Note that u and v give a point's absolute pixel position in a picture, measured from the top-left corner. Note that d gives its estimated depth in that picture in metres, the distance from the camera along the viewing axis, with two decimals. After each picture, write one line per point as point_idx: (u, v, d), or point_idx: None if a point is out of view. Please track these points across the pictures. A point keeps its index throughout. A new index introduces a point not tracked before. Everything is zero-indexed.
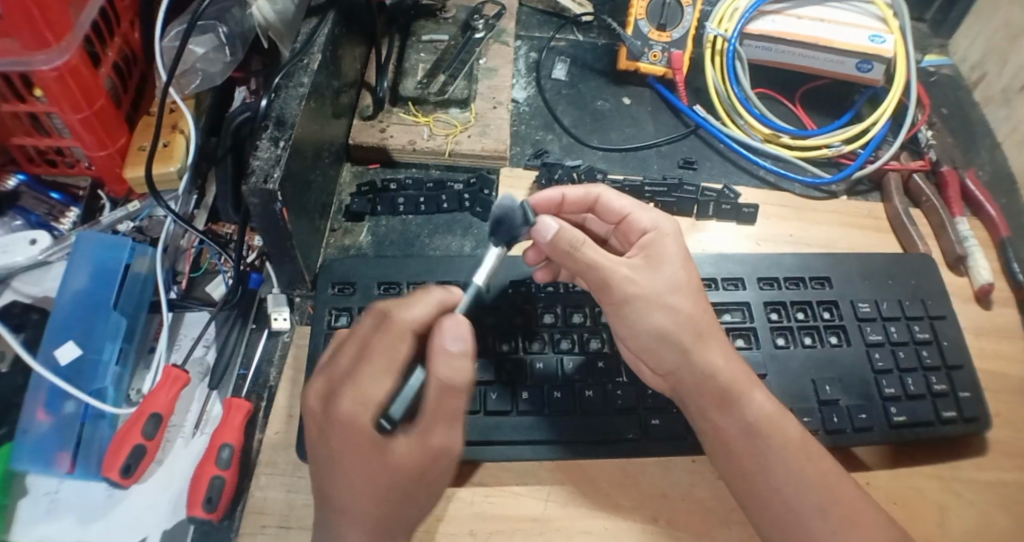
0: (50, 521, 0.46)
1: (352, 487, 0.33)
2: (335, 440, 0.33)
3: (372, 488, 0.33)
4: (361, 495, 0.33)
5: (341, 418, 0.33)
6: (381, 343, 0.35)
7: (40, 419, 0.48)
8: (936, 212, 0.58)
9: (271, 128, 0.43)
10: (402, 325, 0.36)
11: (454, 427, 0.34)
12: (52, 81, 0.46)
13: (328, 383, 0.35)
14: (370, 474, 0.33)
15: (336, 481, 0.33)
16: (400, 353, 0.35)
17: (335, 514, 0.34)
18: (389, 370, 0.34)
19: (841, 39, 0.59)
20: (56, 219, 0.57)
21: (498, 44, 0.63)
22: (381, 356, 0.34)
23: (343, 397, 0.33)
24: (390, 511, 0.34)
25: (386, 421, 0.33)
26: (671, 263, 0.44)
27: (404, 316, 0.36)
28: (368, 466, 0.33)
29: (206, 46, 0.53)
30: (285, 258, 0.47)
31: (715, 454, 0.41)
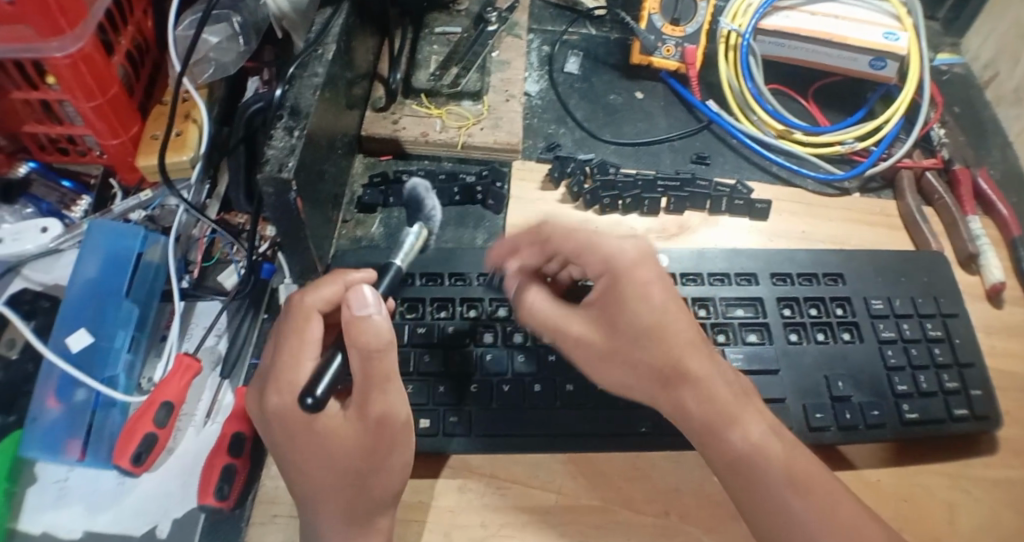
0: (60, 509, 0.46)
1: (307, 466, 0.37)
2: (279, 430, 0.37)
3: (331, 464, 0.37)
4: (324, 473, 0.37)
5: (276, 410, 0.36)
6: (299, 334, 0.38)
7: (51, 406, 0.48)
8: (948, 210, 0.58)
9: (286, 118, 0.43)
10: (313, 309, 0.38)
11: (386, 387, 0.36)
12: (65, 69, 0.46)
13: (258, 384, 0.38)
14: (326, 453, 0.37)
15: (296, 469, 0.37)
16: (313, 336, 0.38)
17: (311, 496, 0.38)
18: (307, 355, 0.38)
19: (856, 36, 0.59)
20: (67, 207, 0.57)
21: (511, 37, 0.62)
22: (300, 347, 0.37)
23: (271, 393, 0.36)
24: (354, 485, 0.37)
25: (309, 399, 0.36)
26: (632, 304, 0.39)
27: (308, 301, 0.39)
28: (316, 446, 0.37)
29: (221, 35, 0.53)
30: (297, 247, 0.47)
31: (722, 458, 0.38)
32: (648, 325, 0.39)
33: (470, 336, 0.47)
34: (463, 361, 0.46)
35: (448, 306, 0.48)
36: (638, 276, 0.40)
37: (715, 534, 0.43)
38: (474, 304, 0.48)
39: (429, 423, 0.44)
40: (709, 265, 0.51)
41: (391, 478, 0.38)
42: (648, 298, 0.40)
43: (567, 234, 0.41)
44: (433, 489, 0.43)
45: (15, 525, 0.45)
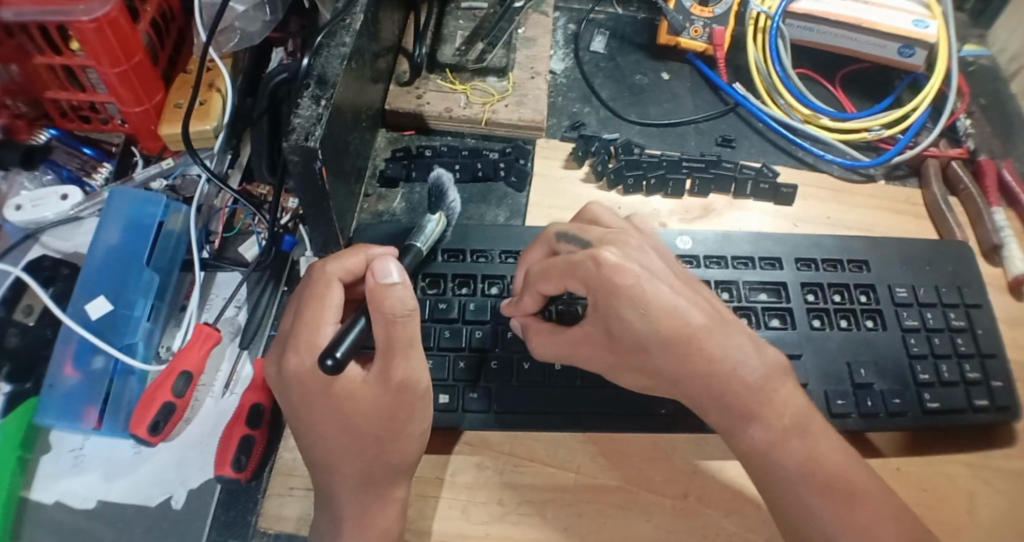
0: (75, 476, 0.46)
1: (331, 433, 0.37)
2: (296, 394, 0.36)
3: (350, 427, 0.37)
4: (342, 436, 0.37)
5: (294, 371, 0.36)
6: (317, 301, 0.37)
7: (68, 374, 0.48)
8: (973, 200, 0.57)
9: (313, 87, 0.42)
10: (336, 278, 0.37)
11: (409, 353, 0.35)
12: (91, 33, 0.45)
13: (278, 348, 0.38)
14: (346, 416, 0.37)
15: (311, 431, 0.38)
16: (333, 302, 0.37)
17: (328, 457, 0.38)
18: (328, 320, 0.36)
19: (887, 22, 0.58)
20: (87, 174, 0.56)
21: (537, 14, 0.62)
22: (319, 312, 0.36)
23: (289, 353, 0.36)
24: (373, 447, 0.38)
25: (330, 360, 0.34)
26: (625, 315, 0.36)
27: (331, 268, 0.37)
28: (340, 413, 0.37)
29: (247, 4, 0.51)
30: (321, 219, 0.46)
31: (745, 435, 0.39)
32: (650, 332, 0.36)
33: (491, 312, 0.46)
34: (484, 338, 0.45)
35: (469, 283, 0.48)
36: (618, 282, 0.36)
37: (736, 517, 0.42)
38: (496, 282, 0.48)
39: (450, 398, 0.44)
40: (734, 248, 0.50)
41: (407, 440, 0.38)
42: (640, 302, 0.36)
43: (544, 269, 0.39)
44: (451, 464, 0.43)
45: (27, 493, 0.45)
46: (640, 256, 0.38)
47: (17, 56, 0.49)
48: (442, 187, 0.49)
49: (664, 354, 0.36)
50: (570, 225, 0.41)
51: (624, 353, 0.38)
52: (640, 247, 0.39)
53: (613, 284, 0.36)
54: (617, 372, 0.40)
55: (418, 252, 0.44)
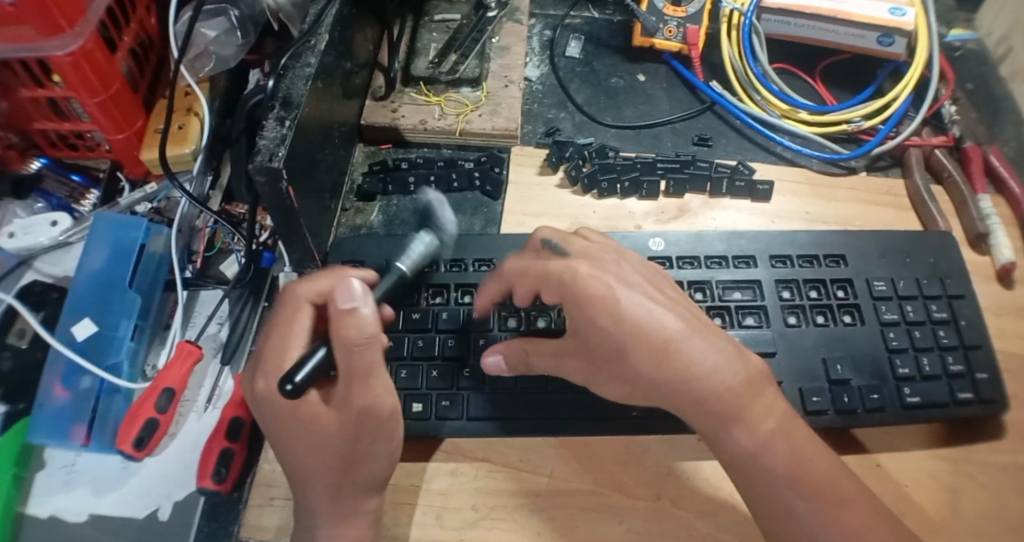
0: (67, 492, 0.48)
1: (305, 456, 0.37)
2: (268, 413, 0.37)
3: (320, 445, 0.37)
4: (311, 455, 0.37)
5: (263, 395, 0.37)
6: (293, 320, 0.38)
7: (57, 394, 0.49)
8: (958, 188, 0.56)
9: (278, 108, 0.43)
10: (304, 302, 0.38)
11: (368, 380, 0.35)
12: (68, 67, 0.47)
13: (252, 371, 0.39)
14: (315, 438, 0.37)
15: (289, 447, 0.37)
16: (300, 327, 0.38)
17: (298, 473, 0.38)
18: (295, 343, 0.37)
19: (862, 12, 0.58)
20: (76, 201, 0.58)
21: (511, 23, 0.62)
22: (291, 335, 0.38)
23: (257, 379, 0.37)
24: (353, 463, 0.37)
25: (289, 385, 0.35)
26: (597, 321, 0.37)
27: (304, 290, 0.38)
28: (304, 432, 0.37)
29: (217, 29, 0.53)
30: (294, 237, 0.47)
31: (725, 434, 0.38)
32: (625, 337, 0.36)
33: (464, 320, 0.47)
34: (456, 346, 0.46)
35: (443, 292, 0.48)
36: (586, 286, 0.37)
37: (711, 518, 0.42)
38: (470, 290, 0.48)
39: (422, 407, 0.44)
40: (707, 248, 0.50)
41: (380, 455, 0.38)
42: (611, 310, 0.37)
43: (523, 268, 0.41)
44: (427, 472, 0.44)
45: (23, 509, 0.47)
46: (616, 267, 0.39)
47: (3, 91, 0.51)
48: (432, 209, 0.45)
49: (637, 362, 0.36)
50: (557, 233, 0.43)
51: (599, 362, 0.39)
52: (616, 261, 0.40)
53: (587, 291, 0.37)
54: (595, 382, 0.40)
55: (402, 276, 0.42)
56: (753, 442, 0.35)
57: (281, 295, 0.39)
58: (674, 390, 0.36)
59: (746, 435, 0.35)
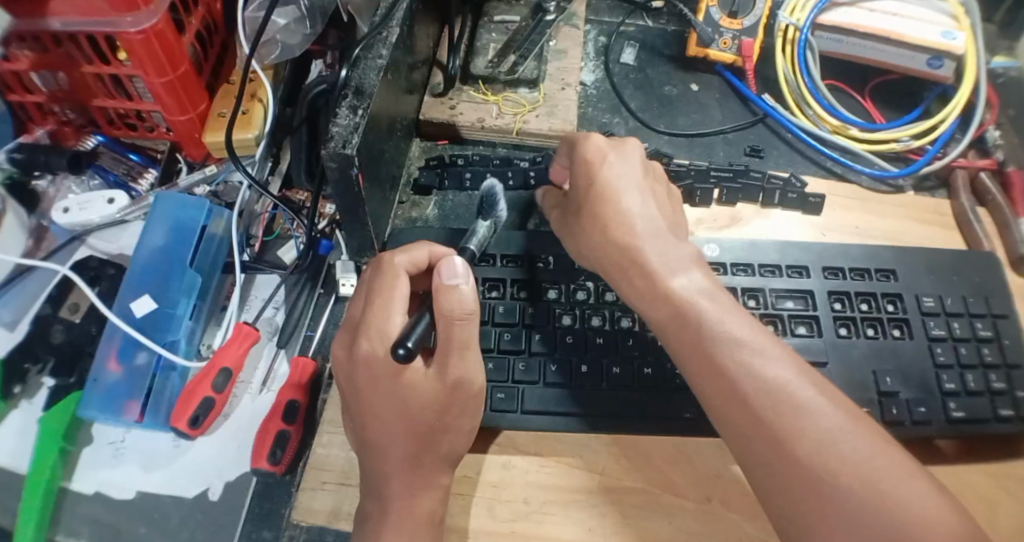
0: (117, 466, 0.49)
1: (383, 425, 0.38)
2: (362, 379, 0.38)
3: (405, 413, 0.38)
4: (397, 423, 0.38)
5: (365, 356, 0.38)
6: (391, 282, 0.39)
7: (112, 369, 0.50)
8: (1001, 210, 0.57)
9: (351, 97, 0.45)
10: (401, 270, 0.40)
11: (464, 353, 0.38)
12: (139, 44, 0.47)
13: (347, 333, 0.40)
14: (405, 403, 0.38)
15: (374, 416, 0.38)
16: (400, 293, 0.39)
17: (370, 446, 0.39)
18: (396, 310, 0.39)
19: (915, 35, 0.59)
20: (133, 179, 0.59)
21: (569, 27, 0.63)
22: (386, 295, 0.39)
23: (360, 341, 0.38)
24: (430, 441, 0.38)
25: (402, 349, 0.37)
26: (579, 175, 0.44)
27: (399, 261, 0.40)
28: (395, 397, 0.38)
29: (289, 17, 0.54)
30: (355, 225, 0.48)
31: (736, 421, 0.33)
32: (583, 192, 0.44)
33: (519, 315, 0.48)
34: (512, 341, 0.47)
35: (499, 287, 0.49)
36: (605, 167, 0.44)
37: (759, 522, 0.43)
38: (525, 287, 0.49)
39: None
40: (761, 256, 0.51)
41: (457, 433, 0.39)
42: (590, 177, 0.44)
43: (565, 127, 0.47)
44: (481, 463, 0.44)
45: (66, 483, 0.48)
46: (631, 155, 0.45)
47: (64, 65, 0.51)
48: (493, 197, 0.50)
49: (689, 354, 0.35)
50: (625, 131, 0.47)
51: (573, 212, 0.47)
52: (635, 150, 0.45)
53: (585, 155, 0.44)
54: (563, 231, 0.49)
55: (471, 255, 0.48)
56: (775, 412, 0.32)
57: (377, 262, 0.41)
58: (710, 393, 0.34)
59: (808, 442, 0.30)
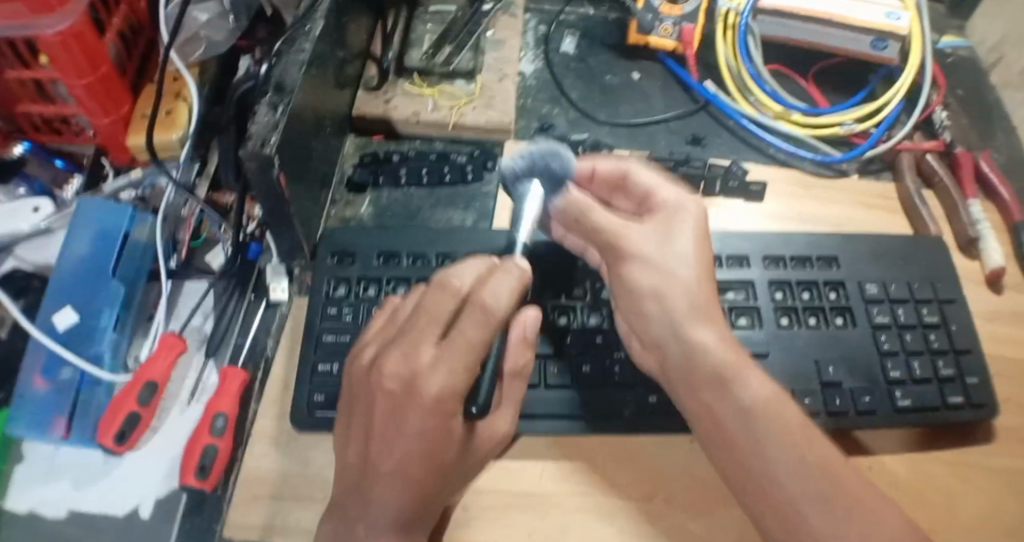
0: (50, 482, 0.49)
1: (393, 461, 0.36)
2: (384, 402, 0.36)
3: (426, 451, 0.36)
4: (413, 464, 0.36)
5: (383, 373, 0.36)
6: (485, 317, 0.35)
7: (38, 385, 0.48)
8: (948, 193, 0.56)
9: (271, 94, 0.42)
10: (456, 294, 0.36)
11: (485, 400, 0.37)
12: (57, 47, 0.45)
13: (379, 346, 0.38)
14: (425, 441, 0.35)
15: (390, 438, 0.36)
16: (443, 317, 0.35)
17: (373, 471, 0.36)
18: (427, 338, 0.35)
19: (857, 17, 0.57)
20: (60, 187, 0.57)
21: (507, 16, 0.62)
22: (483, 330, 0.35)
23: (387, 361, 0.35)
24: (445, 473, 0.37)
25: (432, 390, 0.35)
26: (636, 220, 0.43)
27: (461, 285, 0.36)
28: (419, 434, 0.35)
29: (211, 12, 0.53)
30: (284, 227, 0.46)
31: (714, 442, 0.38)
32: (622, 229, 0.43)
33: None
34: None
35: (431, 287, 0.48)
36: (696, 213, 0.43)
37: (704, 519, 0.42)
38: None
39: None
40: None
41: (467, 463, 0.39)
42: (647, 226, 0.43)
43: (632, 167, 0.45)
44: None
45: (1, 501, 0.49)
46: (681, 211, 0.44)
47: None
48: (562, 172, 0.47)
49: (687, 378, 0.39)
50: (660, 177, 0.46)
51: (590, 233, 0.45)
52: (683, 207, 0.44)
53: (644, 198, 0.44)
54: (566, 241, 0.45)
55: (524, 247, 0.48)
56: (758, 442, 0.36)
57: (492, 267, 0.38)
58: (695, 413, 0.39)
59: (773, 469, 0.35)
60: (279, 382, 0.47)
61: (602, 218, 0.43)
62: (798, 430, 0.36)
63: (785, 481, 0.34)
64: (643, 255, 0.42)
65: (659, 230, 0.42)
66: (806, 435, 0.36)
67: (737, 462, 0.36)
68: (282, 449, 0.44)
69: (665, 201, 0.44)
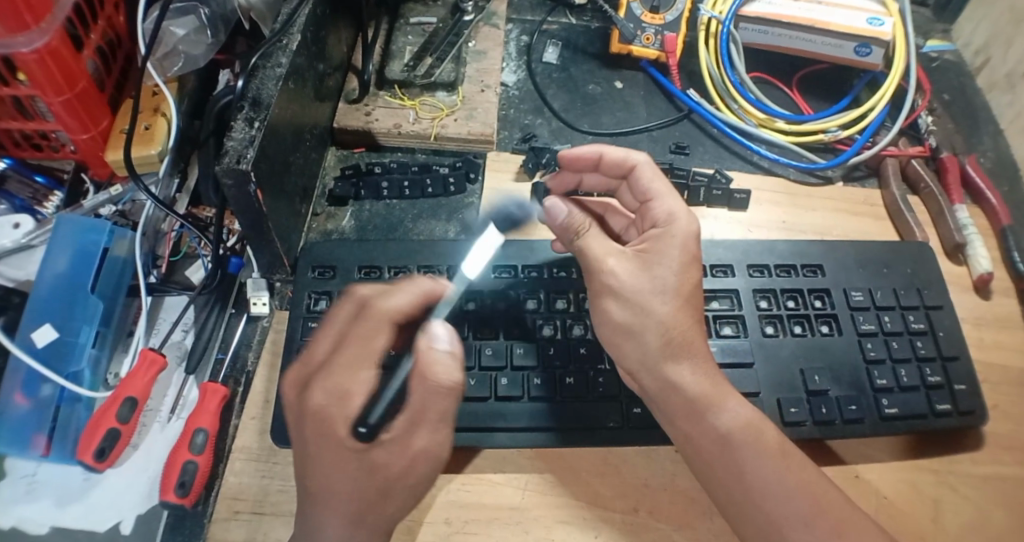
0: (29, 503, 0.46)
1: (323, 483, 0.34)
2: (296, 414, 0.35)
3: (339, 471, 0.33)
4: (328, 483, 0.33)
5: (291, 384, 0.36)
6: (367, 314, 0.36)
7: (17, 403, 0.47)
8: (935, 198, 0.56)
9: (247, 109, 0.41)
10: (355, 300, 0.38)
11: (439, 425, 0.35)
12: (33, 64, 0.44)
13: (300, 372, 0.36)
14: (329, 458, 0.33)
15: (317, 465, 0.34)
16: (338, 324, 0.37)
17: (308, 495, 0.34)
18: (328, 337, 0.37)
19: (840, 22, 0.57)
20: (39, 203, 0.56)
21: (488, 27, 0.62)
22: (368, 323, 0.36)
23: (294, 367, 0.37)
24: (371, 497, 0.34)
25: (364, 428, 0.33)
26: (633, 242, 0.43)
27: (364, 293, 0.38)
28: (328, 452, 0.33)
29: (187, 27, 0.53)
30: (263, 242, 0.46)
31: (699, 459, 0.39)
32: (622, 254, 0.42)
33: None
34: None
35: None
36: (681, 235, 0.42)
37: (689, 532, 0.41)
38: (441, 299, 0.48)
39: None
40: None
41: (400, 486, 0.34)
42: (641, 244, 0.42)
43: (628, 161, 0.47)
44: None
45: None
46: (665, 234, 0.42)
47: None
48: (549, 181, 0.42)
49: (666, 407, 0.40)
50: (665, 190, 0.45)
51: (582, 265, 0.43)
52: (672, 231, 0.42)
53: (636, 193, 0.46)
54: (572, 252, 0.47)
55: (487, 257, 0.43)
56: (754, 449, 0.38)
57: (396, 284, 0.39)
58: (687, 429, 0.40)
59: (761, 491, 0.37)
60: (259, 398, 0.46)
61: (593, 243, 0.42)
62: (776, 449, 0.38)
63: (781, 496, 0.37)
64: (618, 283, 0.40)
65: (644, 253, 0.42)
66: (784, 452, 0.38)
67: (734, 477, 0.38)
68: (263, 464, 0.43)
69: (653, 216, 0.44)
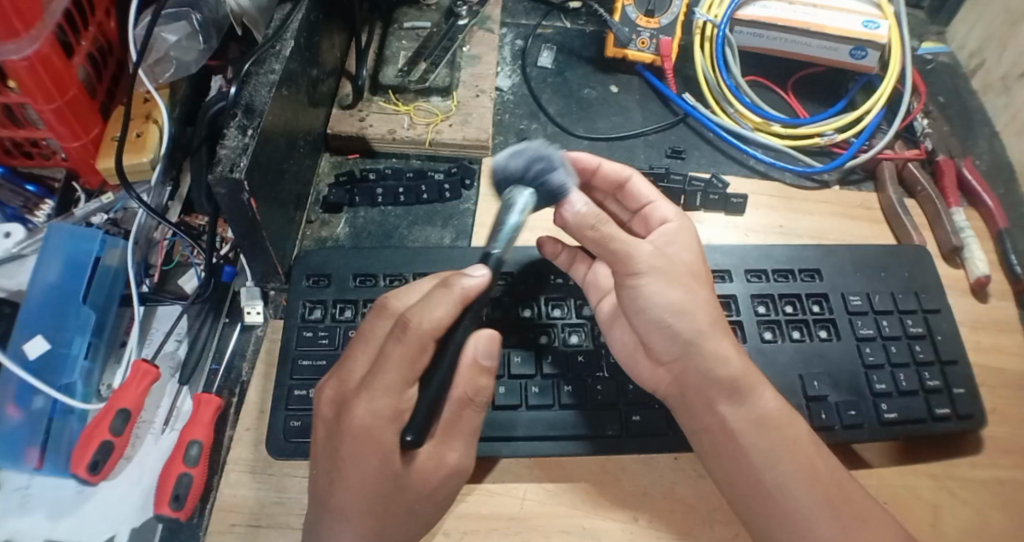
0: (22, 517, 0.45)
1: (348, 497, 0.33)
2: (326, 426, 0.34)
3: (371, 489, 0.33)
4: (358, 499, 0.33)
5: (324, 397, 0.34)
6: (405, 332, 0.32)
7: (10, 414, 0.47)
8: (931, 201, 0.56)
9: (240, 116, 0.41)
10: (393, 315, 0.35)
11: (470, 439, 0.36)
12: (23, 71, 0.44)
13: (335, 386, 0.34)
14: (363, 476, 0.33)
15: (339, 481, 0.33)
16: (377, 338, 0.35)
17: (328, 510, 0.34)
18: (365, 352, 0.34)
19: (835, 25, 0.57)
20: (31, 211, 0.56)
21: (483, 31, 0.61)
22: (407, 348, 0.32)
23: (324, 382, 0.35)
24: (395, 510, 0.34)
25: (410, 437, 0.32)
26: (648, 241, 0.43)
27: (400, 306, 0.35)
28: (362, 469, 0.33)
29: (179, 34, 0.52)
30: (257, 250, 0.46)
31: (712, 458, 0.40)
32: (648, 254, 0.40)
33: None
34: None
35: None
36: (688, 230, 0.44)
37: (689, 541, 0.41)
38: None
39: None
40: None
41: (426, 502, 0.35)
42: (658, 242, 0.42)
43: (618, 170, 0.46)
44: None
45: None
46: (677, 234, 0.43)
47: None
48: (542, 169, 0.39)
49: None
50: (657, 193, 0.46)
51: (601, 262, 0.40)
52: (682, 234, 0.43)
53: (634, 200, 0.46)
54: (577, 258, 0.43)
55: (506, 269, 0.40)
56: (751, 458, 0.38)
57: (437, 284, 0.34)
58: (706, 426, 0.40)
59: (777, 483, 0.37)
60: (254, 407, 0.46)
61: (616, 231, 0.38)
62: (808, 445, 0.39)
63: (794, 495, 0.37)
64: (655, 265, 0.39)
65: (662, 244, 0.42)
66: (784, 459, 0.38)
67: (747, 478, 0.38)
68: (258, 476, 0.43)
69: (662, 215, 0.45)
